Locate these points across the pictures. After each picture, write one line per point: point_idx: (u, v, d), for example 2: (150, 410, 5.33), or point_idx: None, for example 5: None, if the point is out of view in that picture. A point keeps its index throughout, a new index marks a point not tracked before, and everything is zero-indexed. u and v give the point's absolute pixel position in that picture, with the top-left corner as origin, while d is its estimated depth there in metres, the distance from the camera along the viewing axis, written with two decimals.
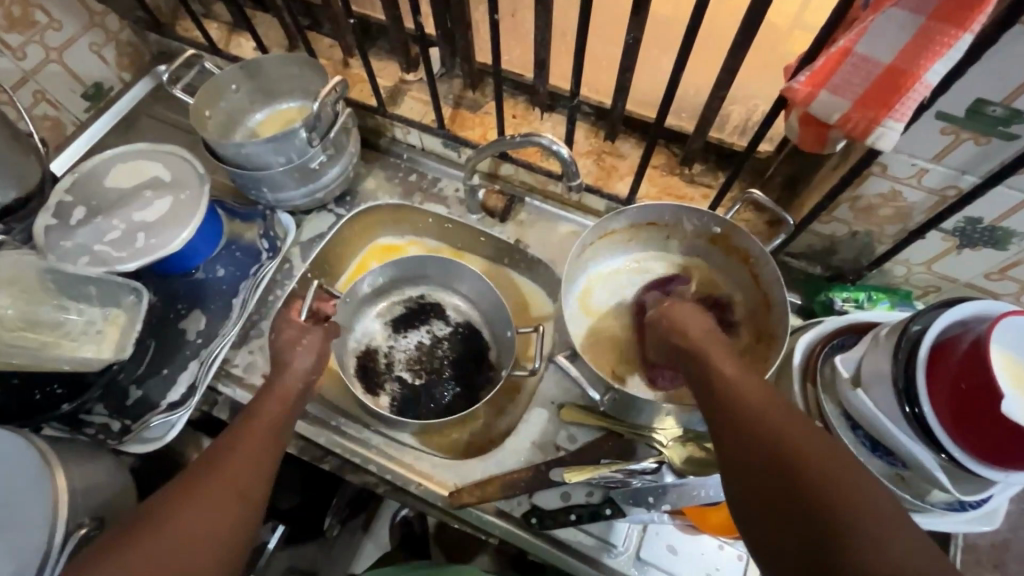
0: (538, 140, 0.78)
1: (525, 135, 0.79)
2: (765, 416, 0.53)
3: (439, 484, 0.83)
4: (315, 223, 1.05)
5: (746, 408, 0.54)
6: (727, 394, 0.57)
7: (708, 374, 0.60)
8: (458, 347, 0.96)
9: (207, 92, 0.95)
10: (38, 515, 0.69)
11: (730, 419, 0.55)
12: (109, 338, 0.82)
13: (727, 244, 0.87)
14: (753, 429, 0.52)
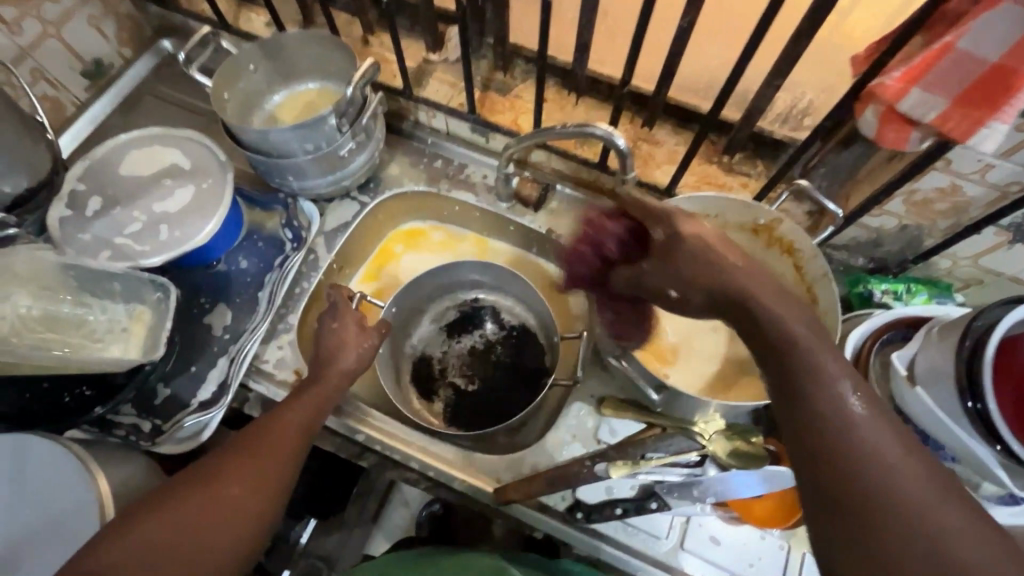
0: (593, 130, 0.75)
1: (578, 125, 0.76)
2: (845, 402, 0.45)
3: (483, 479, 0.83)
4: (338, 211, 1.01)
5: (824, 389, 0.46)
6: (801, 365, 0.47)
7: (772, 330, 0.49)
8: (513, 351, 1.01)
9: (225, 73, 0.90)
10: (78, 521, 0.68)
11: (803, 401, 0.46)
12: (135, 336, 0.79)
13: (771, 236, 0.86)
14: (834, 418, 0.45)
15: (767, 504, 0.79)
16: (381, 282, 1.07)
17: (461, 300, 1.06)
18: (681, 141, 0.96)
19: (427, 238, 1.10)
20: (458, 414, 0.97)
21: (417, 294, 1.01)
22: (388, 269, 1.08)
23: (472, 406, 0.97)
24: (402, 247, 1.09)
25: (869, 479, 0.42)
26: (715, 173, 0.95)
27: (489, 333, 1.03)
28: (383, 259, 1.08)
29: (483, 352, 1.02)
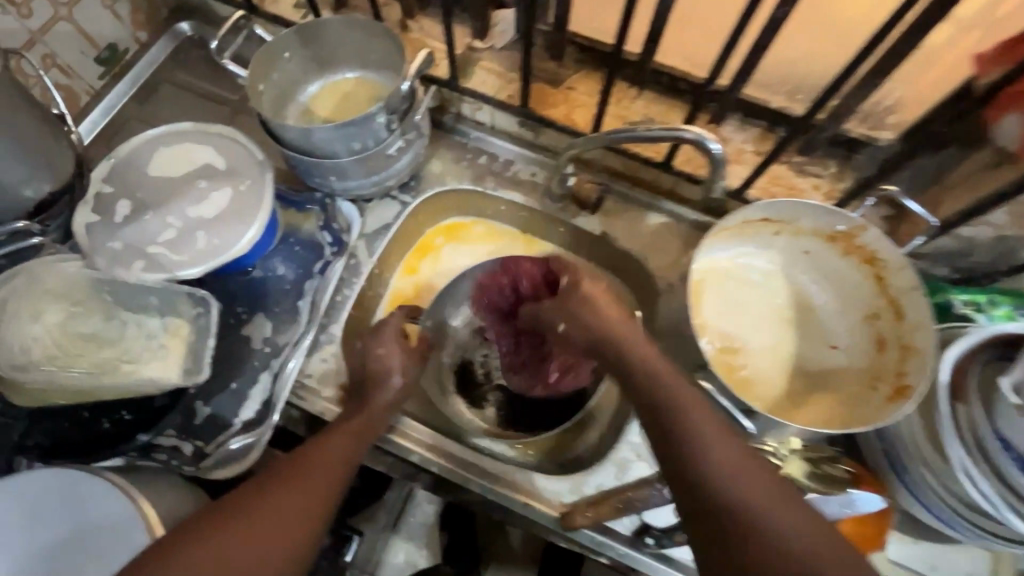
0: (681, 135, 0.68)
1: (668, 129, 0.68)
2: (740, 478, 0.52)
3: (548, 502, 0.77)
4: (378, 211, 0.94)
5: (719, 470, 0.53)
6: (697, 451, 0.54)
7: (671, 419, 0.57)
8: None
9: (260, 62, 0.82)
10: (112, 540, 0.61)
11: (704, 485, 0.53)
12: (174, 353, 0.73)
13: (850, 243, 0.80)
14: (731, 498, 0.51)
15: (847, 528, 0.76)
16: (420, 276, 0.97)
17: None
18: (748, 138, 0.90)
19: (468, 230, 1.00)
20: (516, 421, 0.88)
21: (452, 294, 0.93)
22: (428, 262, 0.98)
23: (525, 410, 0.89)
24: (443, 239, 0.99)
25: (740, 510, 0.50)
26: (785, 175, 0.89)
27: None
28: (422, 252, 0.98)
29: None
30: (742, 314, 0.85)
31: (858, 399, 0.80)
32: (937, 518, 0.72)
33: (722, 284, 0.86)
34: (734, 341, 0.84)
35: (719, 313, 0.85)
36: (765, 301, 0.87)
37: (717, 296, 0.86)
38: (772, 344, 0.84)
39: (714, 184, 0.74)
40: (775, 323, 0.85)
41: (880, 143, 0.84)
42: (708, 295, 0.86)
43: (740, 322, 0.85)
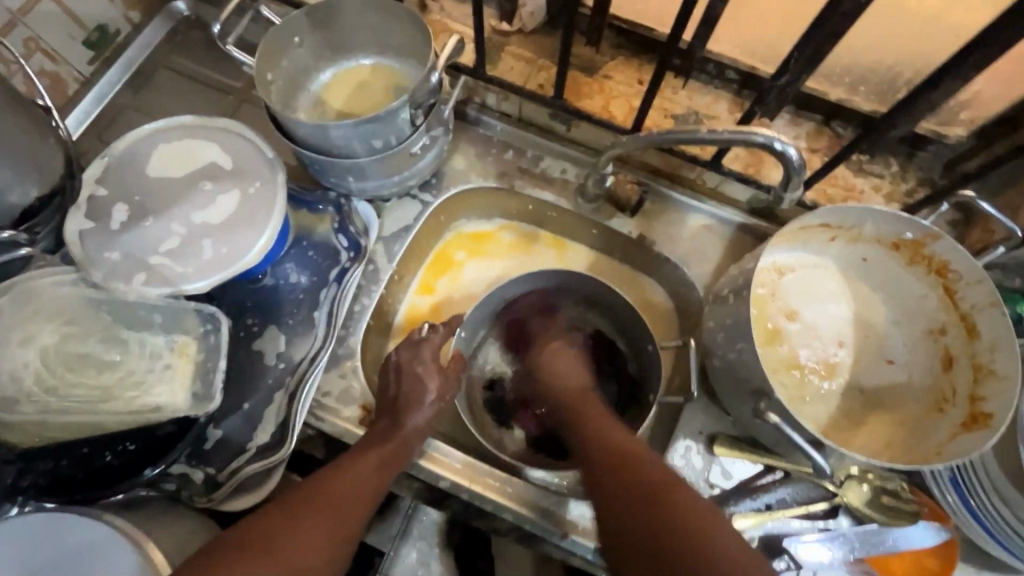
0: (754, 138, 0.60)
1: (739, 131, 0.61)
2: (629, 474, 0.59)
3: (587, 531, 0.72)
4: (397, 211, 0.86)
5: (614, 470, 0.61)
6: (603, 459, 0.63)
7: (583, 440, 0.68)
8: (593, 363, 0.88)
9: (268, 48, 0.74)
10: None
11: (604, 484, 0.61)
12: (180, 374, 0.66)
13: (917, 252, 0.74)
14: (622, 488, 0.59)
15: (907, 561, 0.71)
16: (439, 295, 0.91)
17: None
18: (802, 134, 0.82)
19: (496, 241, 0.93)
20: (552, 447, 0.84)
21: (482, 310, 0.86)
22: (446, 278, 0.91)
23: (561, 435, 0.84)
24: (465, 254, 0.93)
25: (651, 506, 0.56)
26: (842, 175, 0.82)
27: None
28: (442, 268, 0.92)
29: None
30: (821, 313, 0.79)
31: (923, 421, 0.74)
32: (1010, 554, 0.67)
33: (796, 280, 0.80)
34: (827, 334, 0.78)
35: (809, 305, 0.79)
36: (831, 310, 0.80)
37: (798, 291, 0.79)
38: (859, 348, 0.78)
39: (781, 201, 0.67)
40: (853, 331, 0.79)
41: (949, 140, 0.77)
42: (787, 289, 0.79)
43: (826, 321, 0.79)
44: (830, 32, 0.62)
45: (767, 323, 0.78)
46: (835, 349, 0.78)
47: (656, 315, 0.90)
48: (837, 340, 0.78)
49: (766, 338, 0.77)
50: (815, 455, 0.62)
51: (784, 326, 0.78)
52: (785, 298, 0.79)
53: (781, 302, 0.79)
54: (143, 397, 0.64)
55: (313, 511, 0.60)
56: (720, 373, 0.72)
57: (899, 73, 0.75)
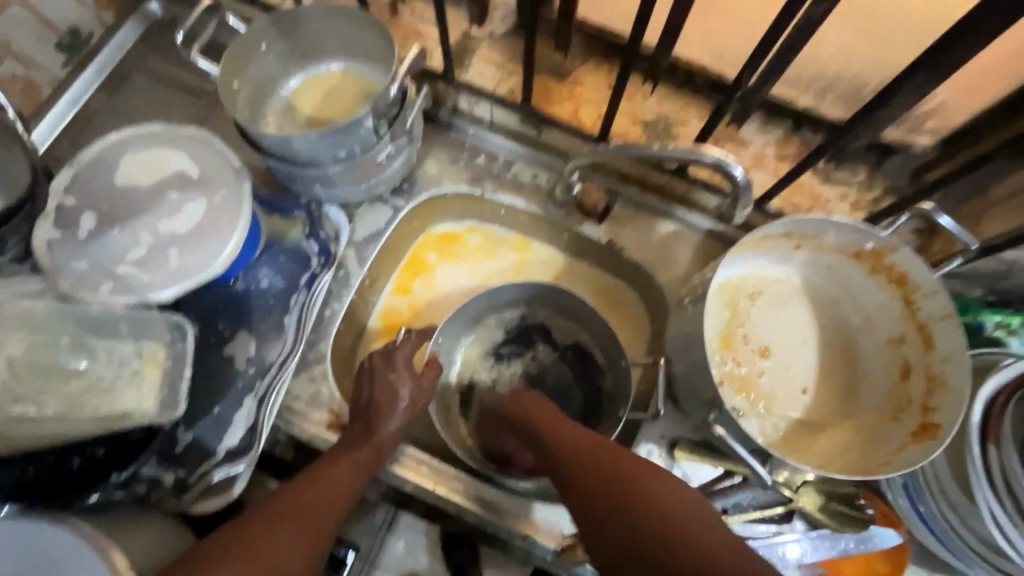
0: (701, 156, 0.64)
1: (686, 151, 0.64)
2: (609, 472, 0.59)
3: (547, 534, 0.74)
4: (368, 217, 0.87)
5: (610, 487, 0.58)
6: (600, 478, 0.59)
7: (571, 464, 0.62)
8: (572, 374, 0.88)
9: (233, 56, 0.74)
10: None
11: (602, 502, 0.57)
12: (149, 380, 0.68)
13: (878, 262, 0.74)
14: (629, 507, 0.55)
15: (858, 564, 0.73)
16: (414, 296, 0.92)
17: (505, 319, 0.91)
18: (770, 141, 0.83)
19: (463, 242, 0.94)
20: None
21: (463, 318, 0.87)
22: (421, 281, 0.92)
23: None
24: (436, 256, 0.93)
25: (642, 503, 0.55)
26: (809, 182, 0.82)
27: (542, 354, 0.90)
28: (415, 270, 0.93)
29: (536, 380, 0.88)
30: (790, 344, 0.79)
31: (878, 430, 0.75)
32: (957, 557, 0.69)
33: (762, 305, 0.80)
34: (793, 378, 0.78)
35: (777, 338, 0.79)
36: (796, 335, 0.80)
37: (765, 319, 0.80)
38: (825, 386, 0.79)
39: (734, 217, 0.72)
40: (816, 370, 0.79)
41: (915, 149, 0.77)
42: (755, 319, 0.80)
43: (792, 359, 0.79)
44: (789, 45, 0.62)
45: (741, 367, 0.77)
46: (800, 396, 0.78)
47: (626, 319, 0.91)
48: (802, 385, 0.78)
49: (729, 374, 0.77)
50: (755, 465, 0.64)
51: (757, 367, 0.78)
52: (754, 338, 0.79)
53: (751, 343, 0.78)
54: (114, 403, 0.67)
55: (286, 507, 0.61)
56: (680, 380, 0.73)
57: (864, 82, 0.75)
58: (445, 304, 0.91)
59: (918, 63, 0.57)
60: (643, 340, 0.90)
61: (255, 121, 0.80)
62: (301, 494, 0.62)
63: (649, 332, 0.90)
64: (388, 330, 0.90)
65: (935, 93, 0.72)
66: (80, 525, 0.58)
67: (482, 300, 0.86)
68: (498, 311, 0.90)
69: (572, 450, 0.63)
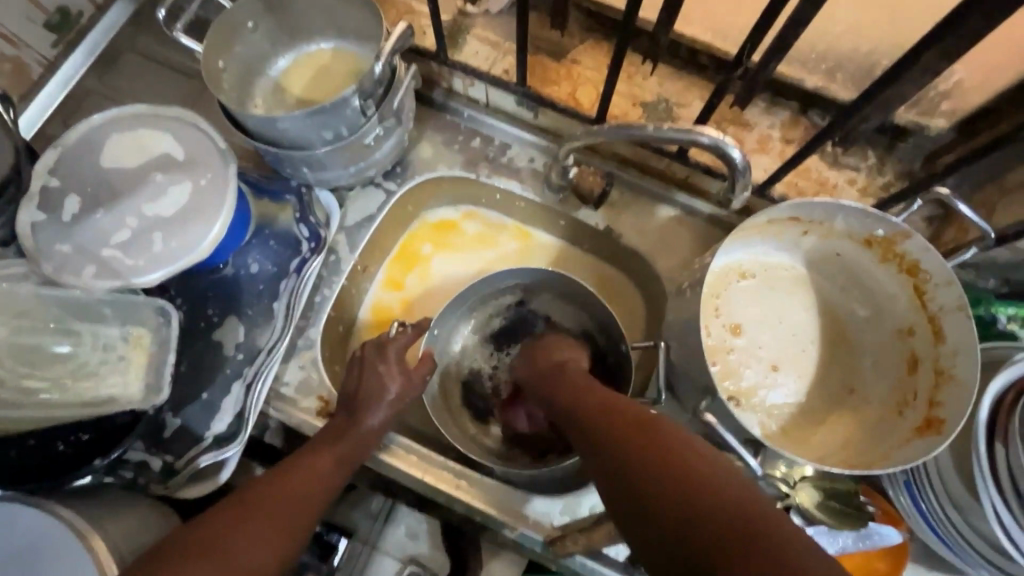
0: (699, 138, 0.61)
1: (684, 130, 0.61)
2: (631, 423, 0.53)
3: (536, 525, 0.72)
4: (360, 200, 0.85)
5: (639, 446, 0.49)
6: (629, 435, 0.51)
7: (600, 423, 0.55)
8: None
9: (218, 34, 0.72)
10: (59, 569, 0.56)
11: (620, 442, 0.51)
12: (136, 366, 0.69)
13: (888, 250, 0.70)
14: (656, 466, 0.47)
15: (857, 561, 0.70)
16: (406, 292, 0.90)
17: (503, 306, 0.89)
18: (777, 123, 0.79)
19: (460, 232, 0.92)
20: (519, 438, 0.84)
21: (457, 306, 0.85)
22: (414, 274, 0.91)
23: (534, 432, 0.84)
24: (430, 247, 0.92)
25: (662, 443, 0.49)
26: (816, 167, 0.79)
27: None
28: (408, 263, 0.91)
29: None
30: (769, 324, 0.77)
31: (882, 425, 0.73)
32: (959, 556, 0.67)
33: (752, 284, 0.78)
34: (764, 355, 0.76)
35: (753, 316, 0.76)
36: (784, 320, 0.77)
37: (750, 298, 0.77)
38: (801, 371, 0.76)
39: (732, 201, 0.69)
40: (790, 351, 0.76)
41: (929, 132, 0.74)
42: (735, 294, 0.77)
43: (767, 339, 0.76)
44: (795, 19, 0.58)
45: (711, 338, 0.75)
46: (770, 373, 0.75)
47: (625, 307, 0.89)
48: (773, 363, 0.76)
49: (707, 349, 0.74)
50: (746, 458, 0.62)
51: (727, 343, 0.75)
52: (727, 312, 0.76)
53: (723, 317, 0.76)
54: (100, 388, 0.67)
55: (264, 497, 0.60)
56: (676, 371, 0.71)
57: (876, 60, 0.71)
58: (438, 294, 0.90)
59: (931, 35, 0.53)
60: (640, 329, 0.88)
61: (243, 101, 0.79)
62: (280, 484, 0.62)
63: (647, 321, 0.88)
64: (380, 322, 0.89)
65: (951, 73, 0.68)
66: (63, 511, 0.58)
67: (477, 286, 0.84)
68: (495, 299, 0.88)
69: (606, 411, 0.56)
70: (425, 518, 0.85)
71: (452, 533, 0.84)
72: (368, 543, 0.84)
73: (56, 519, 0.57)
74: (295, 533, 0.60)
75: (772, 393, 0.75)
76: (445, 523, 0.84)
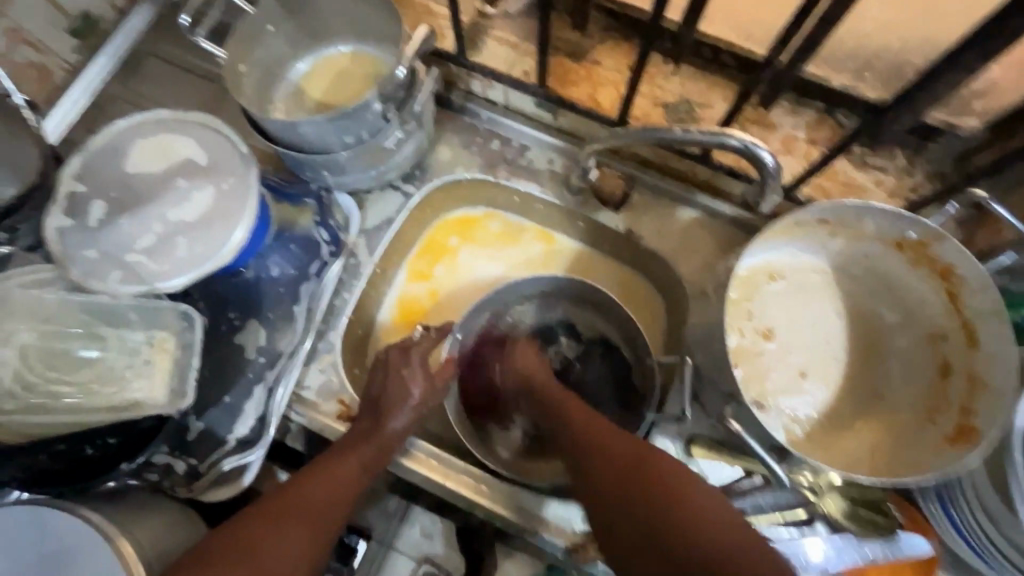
0: (728, 142, 0.60)
1: (712, 134, 0.60)
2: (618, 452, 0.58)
3: (557, 530, 0.72)
4: (379, 204, 0.85)
5: (667, 512, 0.51)
6: (658, 498, 0.52)
7: (626, 478, 0.55)
8: (596, 368, 0.85)
9: (240, 39, 0.72)
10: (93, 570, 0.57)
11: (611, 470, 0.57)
12: (160, 369, 0.69)
13: (921, 253, 0.69)
14: (684, 535, 0.49)
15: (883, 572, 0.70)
16: (435, 281, 0.90)
17: (525, 311, 0.88)
18: (802, 124, 0.78)
19: (483, 228, 0.92)
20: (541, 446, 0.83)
21: (481, 311, 0.84)
22: (442, 265, 0.91)
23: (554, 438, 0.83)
24: (457, 239, 0.91)
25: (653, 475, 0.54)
26: (842, 168, 0.77)
27: (565, 347, 0.87)
28: (435, 256, 0.91)
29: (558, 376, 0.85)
30: (797, 328, 0.75)
31: (911, 431, 0.71)
32: (990, 566, 0.65)
33: (781, 287, 0.76)
34: (792, 361, 0.75)
35: (783, 320, 0.75)
36: (814, 327, 0.76)
37: (779, 300, 0.76)
38: (827, 379, 0.75)
39: (760, 205, 0.68)
40: (816, 358, 0.75)
41: (962, 132, 0.72)
42: (765, 295, 0.76)
43: (796, 343, 0.75)
44: (826, 20, 0.57)
45: (743, 339, 0.74)
46: (798, 380, 0.74)
47: (645, 311, 0.88)
48: (801, 369, 0.74)
49: (733, 350, 0.74)
50: (771, 465, 0.61)
51: (759, 347, 0.74)
52: (759, 315, 0.75)
53: (755, 321, 0.75)
54: (126, 391, 0.68)
55: (288, 505, 0.60)
56: (699, 376, 0.70)
57: (907, 59, 0.69)
58: (461, 294, 0.89)
59: (974, 37, 0.51)
60: (660, 333, 0.87)
61: (264, 104, 0.79)
62: (304, 491, 0.62)
63: (667, 323, 0.87)
64: (402, 321, 0.89)
65: (988, 71, 0.66)
66: (92, 515, 0.59)
67: (499, 292, 0.83)
68: (516, 305, 0.87)
69: (628, 463, 0.56)
70: (440, 519, 0.85)
71: (467, 534, 0.84)
72: (384, 543, 0.84)
73: (87, 524, 0.58)
74: (323, 538, 0.60)
75: (798, 396, 0.74)
76: (461, 524, 0.84)
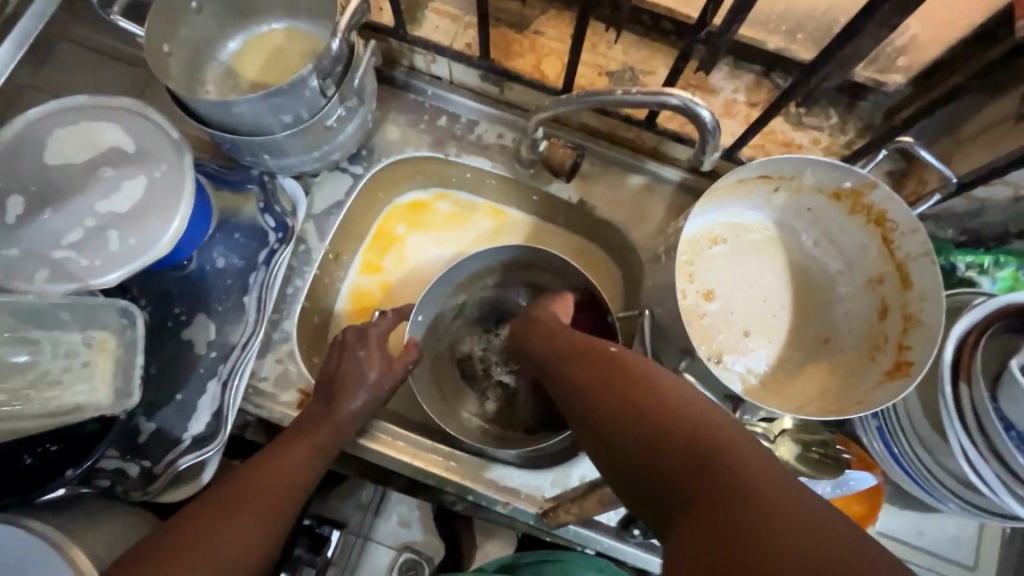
0: (667, 101, 0.60)
1: (653, 94, 0.61)
2: (585, 356, 0.57)
3: (529, 499, 0.73)
4: (327, 186, 0.82)
5: (637, 422, 0.47)
6: (633, 410, 0.48)
7: (597, 383, 0.53)
8: None
9: (160, 15, 0.68)
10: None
11: (588, 370, 0.55)
12: (102, 370, 0.66)
13: (857, 202, 0.72)
14: (652, 435, 0.46)
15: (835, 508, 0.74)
16: (385, 273, 0.88)
17: (484, 288, 0.87)
18: (741, 87, 0.80)
19: (431, 211, 0.90)
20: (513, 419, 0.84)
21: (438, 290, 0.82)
22: (392, 255, 0.89)
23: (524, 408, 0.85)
24: (404, 227, 0.90)
25: (621, 384, 0.51)
26: (781, 129, 0.80)
27: None
28: (385, 245, 0.89)
29: None
30: (740, 290, 0.78)
31: (856, 371, 0.75)
32: (928, 493, 0.70)
33: (723, 249, 0.78)
34: (735, 321, 0.77)
35: (726, 283, 0.78)
36: (755, 287, 0.78)
37: (722, 263, 0.78)
38: (771, 336, 0.78)
39: (701, 164, 0.68)
40: (759, 318, 0.78)
41: (889, 88, 0.75)
42: (709, 259, 0.78)
43: (743, 303, 0.78)
44: None
45: (685, 302, 0.76)
46: (742, 339, 0.77)
47: (604, 279, 0.89)
48: (745, 327, 0.77)
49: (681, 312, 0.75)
50: None
51: (701, 307, 0.77)
52: (701, 279, 0.77)
53: (697, 282, 0.77)
54: (66, 396, 0.64)
55: (244, 492, 0.58)
56: (656, 337, 0.72)
57: (833, 18, 0.74)
58: (415, 278, 0.88)
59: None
60: (619, 300, 0.88)
61: (193, 88, 0.75)
62: (264, 476, 0.60)
63: (623, 289, 0.88)
64: (360, 310, 0.87)
65: (906, 26, 0.71)
66: (39, 526, 0.57)
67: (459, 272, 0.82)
68: (482, 280, 0.86)
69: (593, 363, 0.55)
70: (415, 505, 0.84)
71: (442, 515, 0.84)
72: (359, 535, 0.82)
73: (35, 535, 0.56)
74: (280, 519, 0.59)
75: (748, 354, 0.77)
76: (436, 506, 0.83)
